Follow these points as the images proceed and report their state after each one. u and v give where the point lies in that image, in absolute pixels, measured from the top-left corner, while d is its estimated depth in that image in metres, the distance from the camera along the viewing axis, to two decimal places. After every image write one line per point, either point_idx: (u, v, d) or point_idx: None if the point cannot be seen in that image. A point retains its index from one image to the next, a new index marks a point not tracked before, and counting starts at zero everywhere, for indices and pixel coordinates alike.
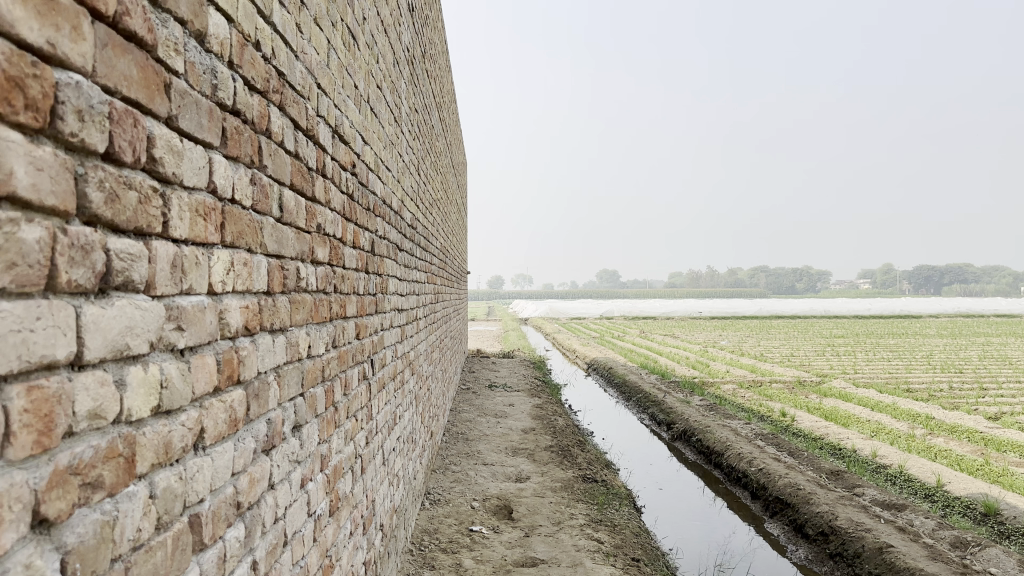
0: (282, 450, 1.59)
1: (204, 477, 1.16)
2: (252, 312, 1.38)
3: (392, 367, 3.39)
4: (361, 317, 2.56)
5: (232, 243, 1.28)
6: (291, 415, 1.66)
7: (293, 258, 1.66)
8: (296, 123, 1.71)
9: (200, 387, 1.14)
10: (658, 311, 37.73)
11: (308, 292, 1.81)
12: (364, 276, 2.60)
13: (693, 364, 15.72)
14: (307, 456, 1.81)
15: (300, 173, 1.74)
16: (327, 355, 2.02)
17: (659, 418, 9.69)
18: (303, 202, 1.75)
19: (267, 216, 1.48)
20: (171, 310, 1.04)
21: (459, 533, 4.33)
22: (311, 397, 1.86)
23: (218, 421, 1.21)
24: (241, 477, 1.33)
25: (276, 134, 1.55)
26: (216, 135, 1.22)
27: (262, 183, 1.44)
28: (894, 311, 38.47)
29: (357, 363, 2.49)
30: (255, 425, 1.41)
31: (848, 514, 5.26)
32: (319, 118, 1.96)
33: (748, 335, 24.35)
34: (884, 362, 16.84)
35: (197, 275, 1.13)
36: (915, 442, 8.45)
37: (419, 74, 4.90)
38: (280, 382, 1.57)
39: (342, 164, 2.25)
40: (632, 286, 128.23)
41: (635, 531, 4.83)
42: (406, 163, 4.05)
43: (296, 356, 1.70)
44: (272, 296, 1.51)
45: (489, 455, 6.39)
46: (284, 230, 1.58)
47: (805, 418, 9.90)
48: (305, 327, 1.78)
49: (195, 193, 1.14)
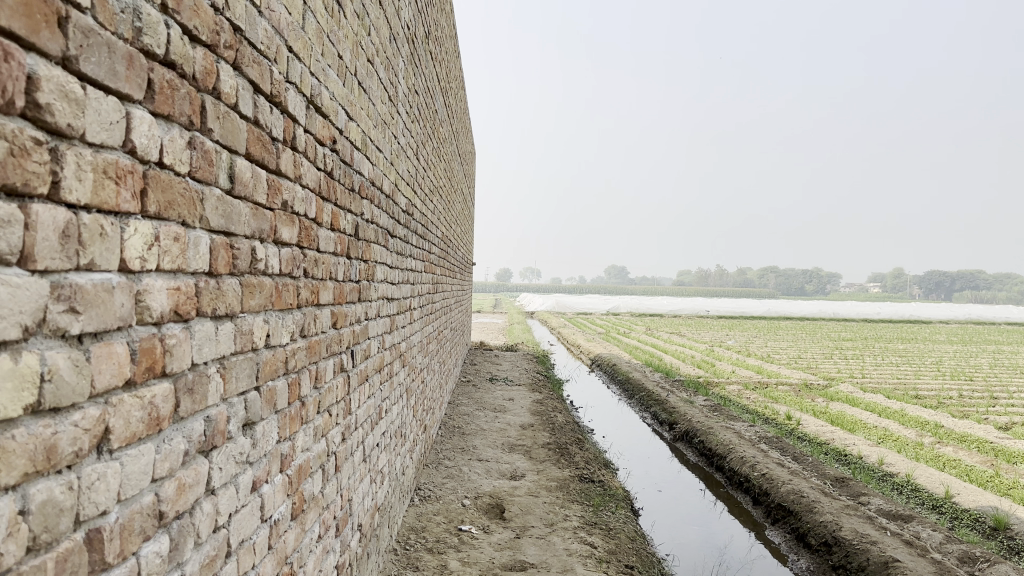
0: (226, 451, 1.42)
1: (108, 486, 0.99)
2: (185, 295, 1.21)
3: (378, 358, 3.23)
4: (340, 304, 2.39)
5: (158, 214, 1.11)
6: (240, 411, 1.49)
7: (247, 235, 1.49)
8: (255, 86, 1.54)
9: (103, 380, 0.97)
10: (665, 309, 37.53)
11: (267, 276, 1.64)
12: (343, 261, 2.43)
13: (699, 363, 15.53)
14: (261, 456, 1.64)
15: (260, 143, 1.57)
16: (293, 345, 1.85)
17: (662, 418, 9.51)
18: (262, 174, 1.58)
19: (212, 186, 1.31)
20: (60, 288, 0.87)
21: (448, 533, 4.17)
22: (269, 391, 1.68)
23: (130, 420, 1.04)
24: (164, 484, 1.16)
25: (227, 95, 1.38)
26: (139, 87, 1.05)
27: (204, 148, 1.28)
28: (903, 316, 38.16)
29: (334, 354, 2.32)
30: (187, 423, 1.24)
31: (853, 524, 5.07)
32: (290, 85, 1.79)
33: (755, 335, 24.11)
34: (893, 368, 16.57)
35: (102, 248, 0.96)
36: (923, 450, 8.24)
37: (423, 56, 4.73)
38: (225, 375, 1.40)
39: (319, 139, 2.08)
40: (640, 283, 128.10)
41: (631, 536, 4.66)
42: (402, 143, 3.88)
43: (249, 346, 1.53)
44: (216, 279, 1.34)
45: (484, 450, 6.23)
46: (234, 204, 1.41)
47: (811, 421, 9.70)
48: (263, 315, 1.61)
49: (103, 152, 0.97)
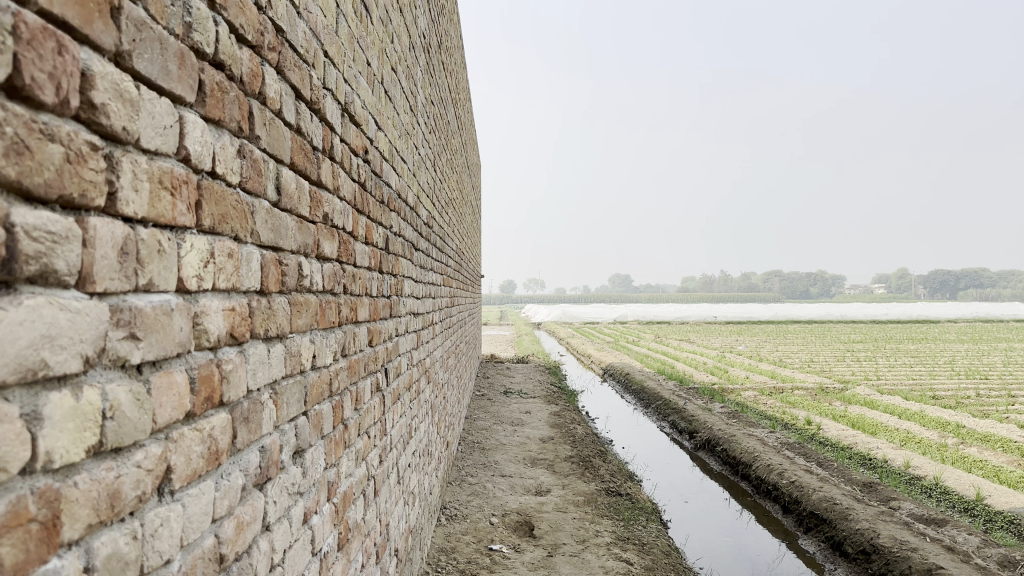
0: (279, 482, 1.32)
1: (172, 533, 0.89)
2: (239, 316, 1.11)
3: (408, 376, 3.14)
4: (375, 321, 2.29)
5: (213, 228, 1.02)
6: (292, 438, 1.39)
7: (294, 250, 1.39)
8: (297, 91, 1.45)
9: (164, 414, 0.87)
10: (672, 316, 37.42)
11: (312, 294, 1.54)
12: (377, 276, 2.33)
13: (712, 369, 15.39)
14: (310, 486, 1.53)
15: (302, 152, 1.47)
16: (336, 365, 1.74)
17: (681, 426, 9.38)
18: (305, 185, 1.49)
19: (261, 198, 1.22)
20: (120, 312, 0.78)
21: (479, 553, 4.05)
22: (317, 416, 1.58)
23: (191, 456, 0.94)
24: (224, 523, 1.06)
25: (272, 101, 1.28)
26: (191, 89, 0.96)
27: (253, 157, 1.18)
28: (911, 316, 37.96)
29: (371, 373, 2.22)
30: (243, 456, 1.14)
31: (891, 531, 4.93)
32: (327, 91, 1.70)
33: (765, 340, 23.96)
34: (907, 368, 16.38)
35: (160, 267, 0.86)
36: (948, 451, 8.09)
37: (436, 66, 4.66)
38: (278, 401, 1.30)
39: (353, 148, 1.99)
40: (644, 291, 128.04)
41: (665, 550, 4.53)
42: (422, 155, 3.79)
43: (298, 368, 1.43)
44: (266, 297, 1.24)
45: (505, 465, 6.12)
46: (282, 217, 1.32)
47: (831, 426, 9.55)
48: (309, 334, 1.51)
49: (159, 159, 0.87)
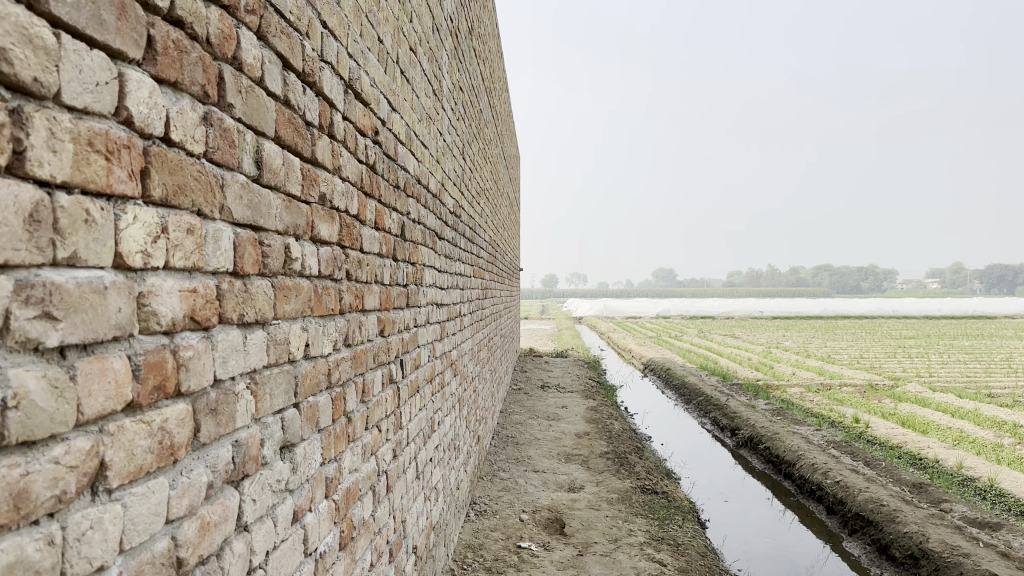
0: (261, 479, 1.23)
1: (106, 537, 0.80)
2: (203, 298, 1.01)
3: (429, 369, 3.04)
4: (387, 310, 2.20)
5: (167, 201, 0.93)
6: (276, 432, 1.29)
7: (278, 231, 1.29)
8: (285, 60, 1.35)
9: (95, 404, 0.78)
10: (716, 311, 36.81)
11: (304, 278, 1.44)
12: (390, 263, 2.24)
13: (756, 365, 15.04)
14: (302, 483, 1.44)
15: (291, 126, 1.37)
16: (335, 356, 1.65)
17: (722, 423, 9.16)
18: (296, 162, 1.39)
19: (235, 171, 1.12)
20: (31, 290, 0.69)
21: (506, 550, 3.95)
22: (310, 408, 1.48)
23: (134, 452, 0.85)
24: (183, 525, 0.97)
25: (251, 67, 1.19)
26: (136, 44, 0.86)
27: (224, 126, 1.09)
28: (966, 311, 36.72)
29: (382, 364, 2.12)
30: (210, 451, 1.05)
31: (941, 535, 4.69)
32: (325, 64, 1.60)
33: (812, 336, 23.41)
34: (962, 365, 15.80)
35: (87, 238, 0.76)
36: (1004, 452, 7.72)
37: (466, 52, 4.55)
38: (257, 392, 1.21)
39: (360, 128, 1.89)
40: (688, 286, 126.84)
41: (701, 551, 4.37)
42: (448, 142, 3.68)
43: (286, 357, 1.34)
44: (242, 280, 1.15)
45: (539, 460, 6.00)
46: (262, 194, 1.22)
47: (880, 424, 9.22)
48: (300, 321, 1.41)
49: (89, 119, 0.78)
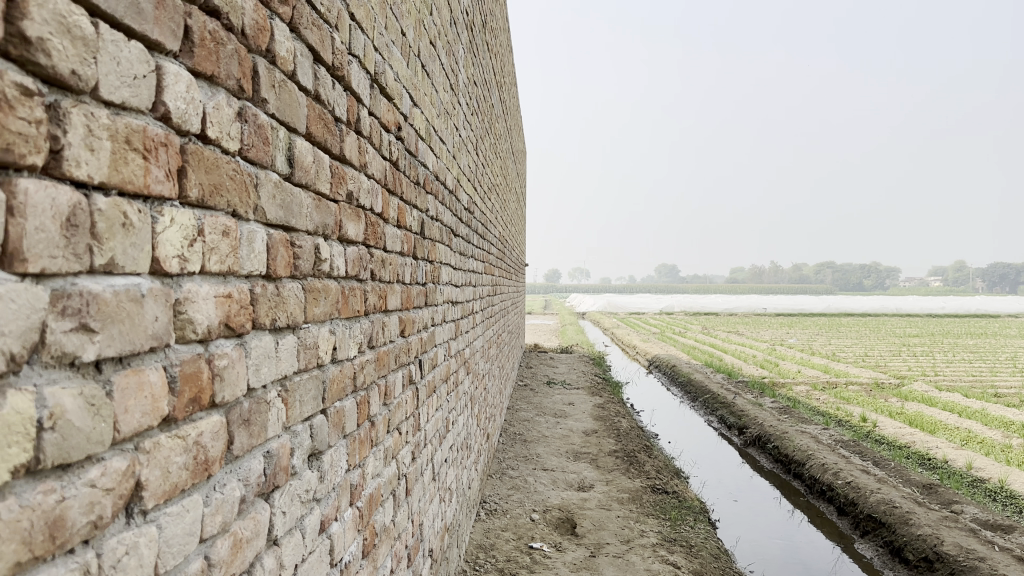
0: (290, 490, 1.18)
1: (141, 561, 0.75)
2: (237, 304, 0.96)
3: (445, 368, 2.99)
4: (408, 310, 2.15)
5: (204, 202, 0.88)
6: (305, 441, 1.24)
7: (309, 231, 1.24)
8: (315, 53, 1.29)
9: (132, 419, 0.73)
10: (719, 308, 36.73)
11: (332, 279, 1.38)
12: (410, 262, 2.18)
13: (761, 362, 14.99)
14: (329, 492, 1.39)
15: (321, 122, 1.32)
16: (361, 359, 1.60)
17: (729, 421, 9.11)
18: (326, 160, 1.34)
19: (269, 169, 1.07)
20: (67, 299, 0.63)
21: (518, 551, 3.91)
22: (337, 414, 1.43)
23: (169, 469, 0.80)
24: (216, 543, 0.92)
25: (284, 61, 1.13)
26: (173, 35, 0.81)
27: (258, 122, 1.04)
28: (970, 309, 36.61)
29: (402, 365, 2.07)
30: (242, 463, 1.00)
31: (955, 538, 4.64)
32: (353, 57, 1.54)
33: (817, 333, 23.33)
34: (968, 364, 15.71)
35: (125, 243, 0.71)
36: (1013, 453, 7.66)
37: (480, 45, 4.49)
38: (288, 400, 1.16)
39: (384, 124, 1.84)
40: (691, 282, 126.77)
41: (714, 553, 4.33)
42: (463, 137, 3.61)
43: (315, 363, 1.29)
44: (274, 283, 1.09)
45: (547, 459, 5.96)
46: (294, 193, 1.17)
47: (887, 423, 9.16)
48: (329, 324, 1.36)
49: (126, 114, 0.72)
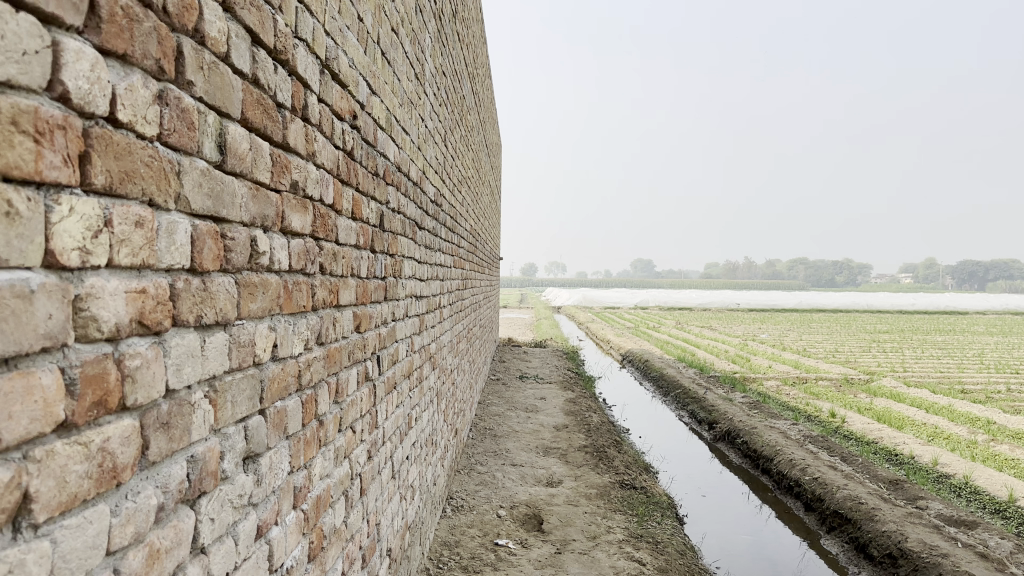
0: (220, 495, 1.12)
1: None
2: (153, 299, 0.90)
3: (407, 364, 2.93)
4: (363, 305, 2.08)
5: (113, 190, 0.82)
6: (238, 444, 1.18)
7: (243, 222, 1.17)
8: (254, 35, 1.22)
9: (17, 427, 0.67)
10: (693, 302, 36.94)
11: (272, 273, 1.32)
12: (367, 255, 2.12)
13: (733, 357, 15.08)
14: (267, 496, 1.33)
15: (261, 107, 1.25)
16: (306, 356, 1.54)
17: (700, 416, 9.14)
18: (265, 148, 1.28)
19: (194, 156, 1.01)
20: None
21: (483, 548, 3.86)
22: (278, 414, 1.37)
23: (66, 479, 0.74)
24: (126, 554, 0.86)
25: (215, 42, 1.07)
26: (75, 9, 0.74)
27: (182, 105, 0.97)
28: (939, 306, 37.16)
29: (357, 362, 2.01)
30: (161, 469, 0.94)
31: (919, 535, 4.68)
32: (300, 41, 1.47)
33: (788, 329, 23.53)
34: (935, 361, 15.91)
35: (8, 233, 0.65)
36: (978, 449, 7.75)
37: (449, 35, 4.41)
38: (217, 401, 1.10)
39: (337, 112, 1.77)
40: (666, 277, 127.51)
41: (680, 550, 4.32)
42: (429, 128, 3.55)
43: (251, 361, 1.23)
44: (201, 277, 1.03)
45: (517, 454, 5.92)
46: (226, 182, 1.10)
47: (856, 419, 9.24)
48: (268, 321, 1.30)
49: (13, 94, 0.66)
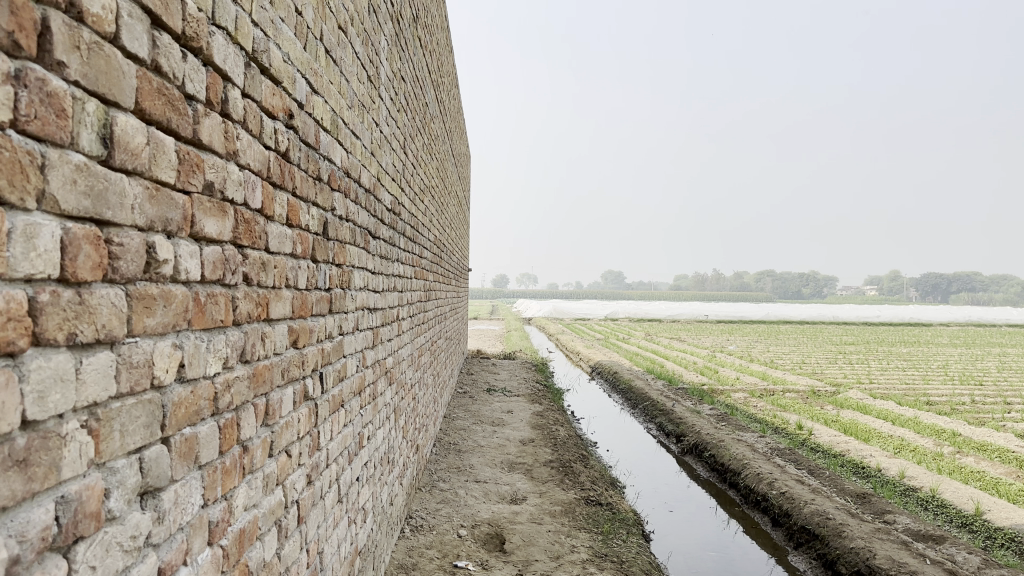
0: (104, 538, 0.97)
1: None
2: (1, 314, 0.76)
3: (357, 381, 2.78)
4: (301, 318, 1.94)
5: None
6: (130, 477, 1.04)
7: (136, 226, 1.04)
8: (154, 16, 1.09)
9: None
10: (663, 314, 37.05)
11: (178, 284, 1.18)
12: (306, 265, 1.98)
13: (702, 369, 15.06)
14: (170, 536, 1.18)
15: (161, 97, 1.11)
16: (225, 375, 1.39)
17: (668, 429, 9.08)
18: (169, 144, 1.14)
19: (67, 147, 0.87)
20: None
21: (441, 570, 3.72)
22: (185, 442, 1.22)
23: None
24: None
25: (100, 19, 0.94)
26: None
27: (48, 86, 0.84)
28: (902, 318, 37.66)
29: (293, 380, 1.87)
30: (16, 515, 0.79)
31: (888, 551, 4.60)
32: (218, 28, 1.34)
33: (756, 340, 23.60)
34: (901, 372, 16.02)
35: None
36: (944, 461, 7.73)
37: (409, 39, 4.27)
38: (100, 431, 0.96)
39: (268, 109, 1.64)
40: (636, 288, 128.22)
41: (645, 569, 4.21)
42: (385, 133, 3.41)
43: (148, 383, 1.08)
44: (75, 288, 0.89)
45: (481, 470, 5.78)
46: (112, 179, 0.97)
47: (824, 431, 9.21)
48: (171, 336, 1.15)
49: None
